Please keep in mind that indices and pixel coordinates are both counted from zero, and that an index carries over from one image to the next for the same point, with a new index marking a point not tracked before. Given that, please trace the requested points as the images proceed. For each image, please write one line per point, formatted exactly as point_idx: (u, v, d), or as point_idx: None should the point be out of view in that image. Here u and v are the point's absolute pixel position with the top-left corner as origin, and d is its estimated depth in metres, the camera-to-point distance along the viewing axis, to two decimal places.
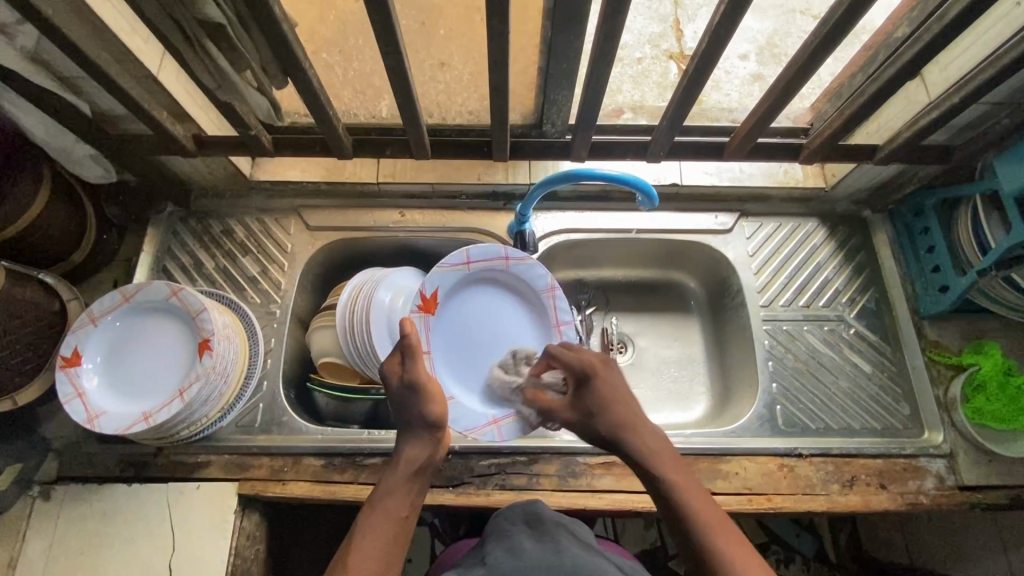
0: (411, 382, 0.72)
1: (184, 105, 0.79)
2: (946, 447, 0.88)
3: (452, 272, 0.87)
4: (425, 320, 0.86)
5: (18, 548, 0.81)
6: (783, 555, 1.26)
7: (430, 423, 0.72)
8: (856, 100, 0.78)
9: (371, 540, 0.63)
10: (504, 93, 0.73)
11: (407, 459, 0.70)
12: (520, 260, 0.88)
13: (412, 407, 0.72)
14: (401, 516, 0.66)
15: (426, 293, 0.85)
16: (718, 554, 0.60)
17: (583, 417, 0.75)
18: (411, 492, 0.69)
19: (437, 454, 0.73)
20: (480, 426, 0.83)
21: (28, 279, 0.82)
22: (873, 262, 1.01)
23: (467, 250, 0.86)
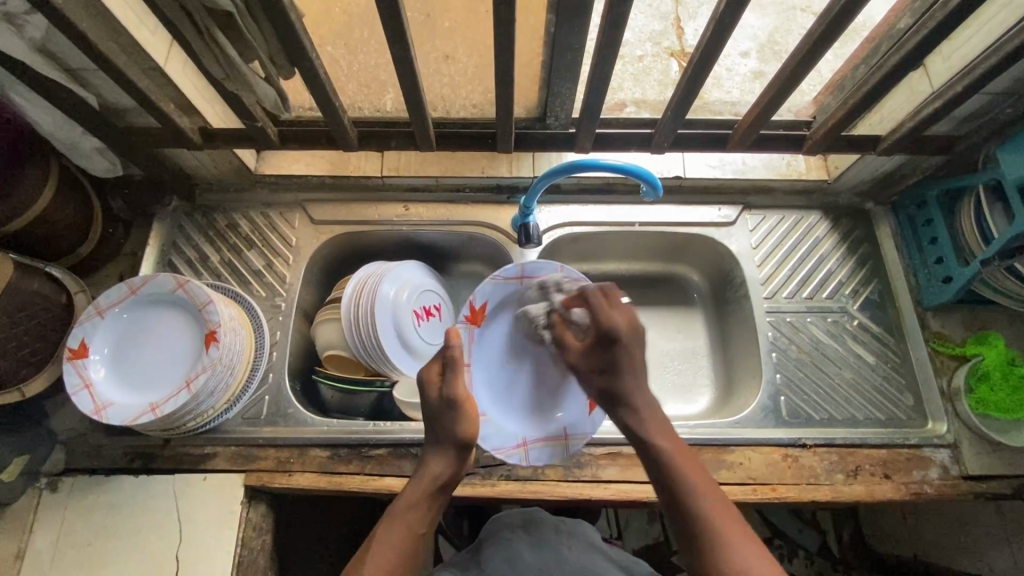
0: (449, 398, 0.70)
1: (190, 97, 0.79)
2: (949, 437, 0.89)
3: (504, 285, 0.87)
4: (471, 331, 0.87)
5: (25, 540, 0.81)
6: (786, 550, 1.26)
7: (459, 440, 0.70)
8: (859, 90, 0.79)
9: (387, 553, 0.63)
10: (508, 85, 0.73)
11: (431, 474, 0.69)
12: (575, 280, 0.87)
13: (444, 423, 0.70)
14: (418, 531, 0.66)
15: (475, 305, 0.86)
16: (709, 521, 0.62)
17: (593, 370, 0.74)
18: (429, 507, 0.67)
19: (461, 472, 0.71)
20: (507, 448, 0.83)
21: (36, 271, 0.82)
22: (876, 254, 1.01)
23: (523, 265, 0.86)
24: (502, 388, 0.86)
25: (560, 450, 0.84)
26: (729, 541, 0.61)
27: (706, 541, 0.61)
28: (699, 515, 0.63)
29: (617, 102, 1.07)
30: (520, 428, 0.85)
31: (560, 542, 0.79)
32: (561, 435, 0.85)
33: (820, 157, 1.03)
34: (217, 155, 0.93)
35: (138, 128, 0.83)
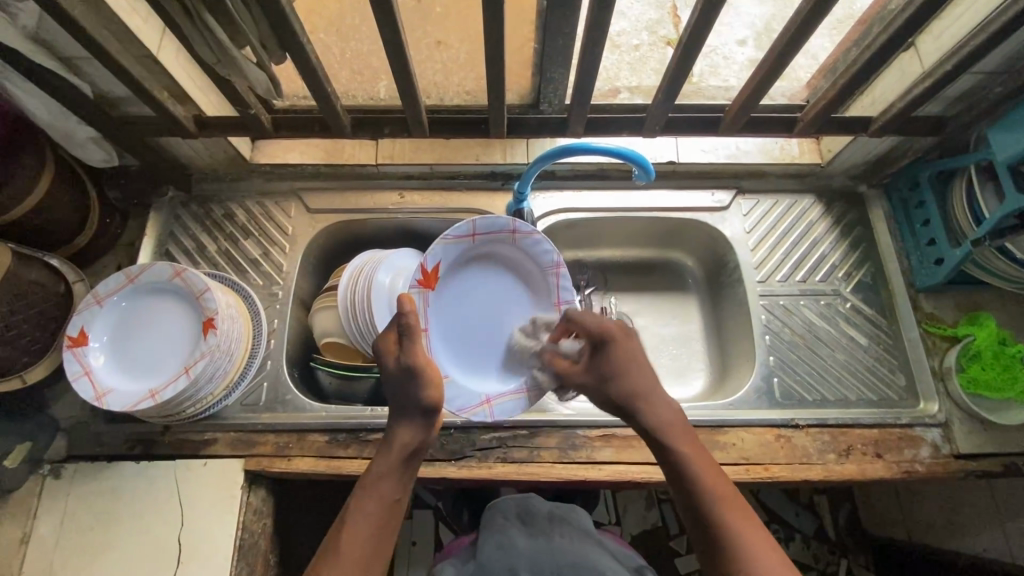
0: (408, 366, 0.68)
1: (184, 85, 0.80)
2: (941, 416, 0.89)
3: (456, 245, 0.83)
4: (424, 294, 0.83)
5: (30, 525, 0.82)
6: (783, 534, 1.26)
7: (425, 408, 0.69)
8: (849, 71, 0.79)
9: (361, 524, 0.64)
10: (499, 69, 0.73)
11: (400, 443, 0.68)
12: (528, 234, 0.85)
13: (409, 390, 0.69)
14: (392, 500, 0.66)
15: (427, 267, 0.82)
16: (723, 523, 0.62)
17: (596, 381, 0.73)
18: (401, 476, 0.68)
19: (430, 437, 0.70)
20: (473, 406, 0.82)
21: (35, 260, 0.83)
22: (870, 236, 1.02)
23: (475, 221, 0.82)
24: (459, 348, 0.85)
25: (526, 403, 0.84)
26: (745, 543, 0.61)
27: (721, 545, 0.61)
28: (723, 525, 0.62)
29: (611, 89, 1.06)
30: (481, 385, 0.85)
31: (557, 534, 0.80)
32: (521, 389, 0.84)
33: (813, 140, 1.03)
34: (211, 143, 0.93)
35: (133, 117, 0.84)
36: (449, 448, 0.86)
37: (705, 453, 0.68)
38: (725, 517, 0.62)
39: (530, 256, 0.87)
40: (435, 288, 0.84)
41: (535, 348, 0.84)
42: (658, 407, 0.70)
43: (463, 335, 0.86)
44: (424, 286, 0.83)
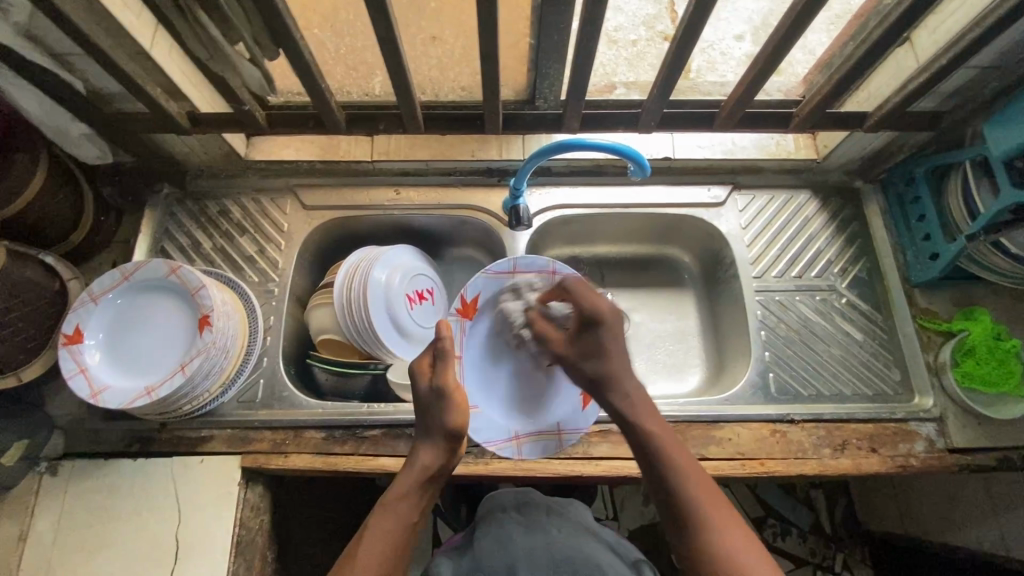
0: (439, 388, 0.69)
1: (178, 81, 0.80)
2: (935, 411, 0.90)
3: (496, 279, 0.86)
4: (463, 324, 0.86)
5: (27, 523, 0.82)
6: (780, 528, 1.27)
7: (449, 432, 0.69)
8: (845, 66, 0.79)
9: (380, 544, 0.63)
10: (494, 64, 0.73)
11: (423, 464, 0.68)
12: (569, 275, 0.86)
13: (435, 414, 0.69)
14: (411, 522, 0.65)
15: (466, 298, 0.85)
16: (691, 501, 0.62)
17: (579, 357, 0.73)
18: (422, 497, 0.67)
19: (452, 461, 0.70)
20: (500, 441, 0.85)
21: (30, 257, 0.83)
22: (865, 232, 1.02)
23: (516, 259, 0.84)
24: (494, 379, 0.87)
25: (552, 444, 0.86)
26: (713, 521, 0.61)
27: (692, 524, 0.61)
28: (692, 504, 0.62)
29: (607, 84, 1.05)
30: (512, 421, 0.86)
31: (554, 529, 0.79)
32: (553, 428, 0.86)
33: (810, 136, 1.03)
34: (206, 139, 0.93)
35: (128, 114, 0.83)
36: None
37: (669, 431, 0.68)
38: (692, 494, 0.63)
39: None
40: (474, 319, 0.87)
41: (521, 309, 0.84)
42: (630, 391, 0.70)
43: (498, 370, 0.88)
44: (463, 316, 0.86)
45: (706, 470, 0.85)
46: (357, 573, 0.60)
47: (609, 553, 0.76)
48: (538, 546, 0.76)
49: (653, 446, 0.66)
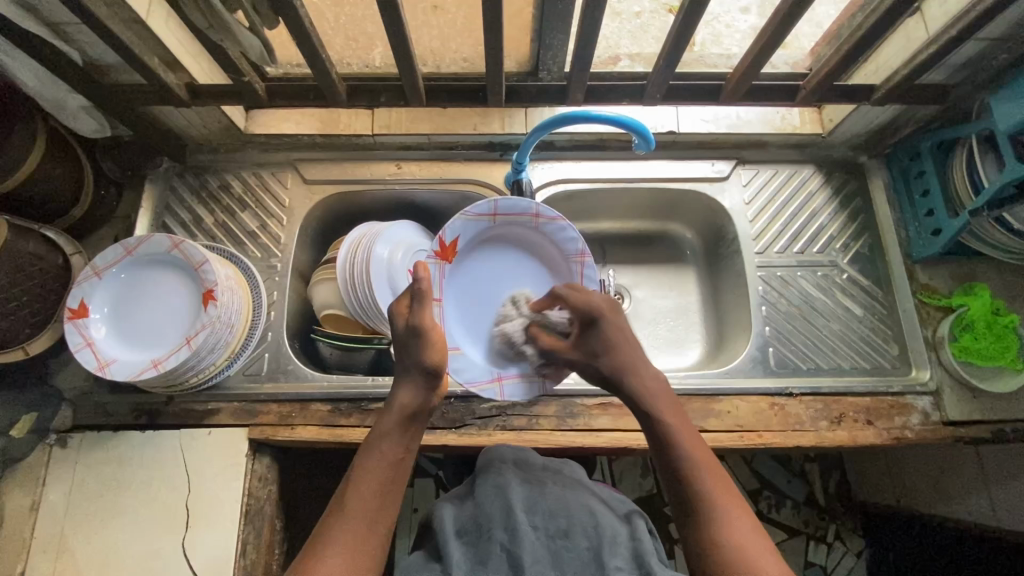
0: (415, 326, 0.70)
1: (176, 52, 0.78)
2: (932, 385, 0.91)
3: (476, 222, 0.84)
4: (442, 267, 0.84)
5: (38, 493, 0.84)
6: (774, 500, 1.29)
7: (427, 371, 0.70)
8: (854, 37, 0.77)
9: (367, 484, 0.65)
10: (497, 34, 0.72)
11: (401, 404, 0.69)
12: (550, 218, 0.86)
13: (413, 352, 0.70)
14: (396, 458, 0.67)
15: (446, 240, 0.83)
16: (706, 499, 0.62)
17: (586, 357, 0.74)
18: (406, 436, 0.68)
19: (432, 399, 0.71)
20: (481, 382, 0.82)
21: (33, 233, 0.83)
22: (869, 208, 1.02)
23: (496, 200, 0.83)
24: (473, 322, 0.86)
25: (537, 387, 0.84)
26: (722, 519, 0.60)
27: (701, 516, 0.61)
28: (708, 501, 0.61)
29: (611, 56, 1.03)
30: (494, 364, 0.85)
31: (550, 481, 0.74)
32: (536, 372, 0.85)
33: (816, 110, 1.02)
34: (204, 112, 0.91)
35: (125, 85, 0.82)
36: (450, 417, 0.88)
37: (690, 425, 0.68)
38: (708, 492, 0.62)
39: (552, 241, 0.89)
40: (452, 263, 0.85)
41: (520, 321, 0.84)
42: (641, 372, 0.71)
43: (480, 315, 0.86)
44: (443, 260, 0.84)
45: (704, 442, 0.86)
46: (349, 513, 0.63)
47: (602, 505, 0.71)
48: (536, 497, 0.70)
49: (669, 435, 0.66)
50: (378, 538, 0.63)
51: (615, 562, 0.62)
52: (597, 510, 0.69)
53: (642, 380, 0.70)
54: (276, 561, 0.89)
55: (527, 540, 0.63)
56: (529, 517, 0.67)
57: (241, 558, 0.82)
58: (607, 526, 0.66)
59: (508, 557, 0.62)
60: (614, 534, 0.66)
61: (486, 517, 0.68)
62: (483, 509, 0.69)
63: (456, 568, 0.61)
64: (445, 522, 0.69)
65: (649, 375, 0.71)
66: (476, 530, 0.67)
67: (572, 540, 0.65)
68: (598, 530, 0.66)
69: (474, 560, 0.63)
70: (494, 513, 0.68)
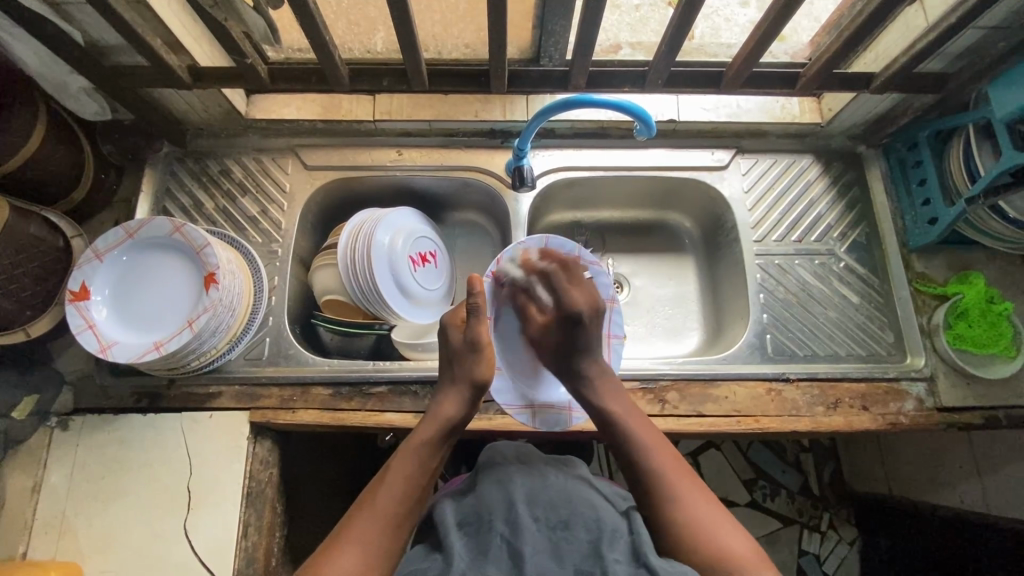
0: (472, 341, 0.76)
1: (178, 33, 0.78)
2: (926, 370, 0.92)
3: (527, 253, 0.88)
4: (494, 287, 0.88)
5: (40, 475, 0.84)
6: (769, 490, 1.31)
7: (476, 382, 0.76)
8: (854, 24, 0.78)
9: (399, 484, 0.68)
10: (500, 18, 0.72)
11: (445, 414, 0.74)
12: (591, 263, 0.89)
13: (465, 365, 0.76)
14: (431, 468, 0.71)
15: (500, 262, 0.87)
16: (656, 475, 0.71)
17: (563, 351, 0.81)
18: (441, 445, 0.73)
19: (470, 416, 0.76)
20: (516, 405, 0.86)
21: (34, 214, 0.83)
22: (866, 197, 1.02)
23: (549, 237, 0.86)
24: (516, 343, 0.90)
25: (564, 421, 0.86)
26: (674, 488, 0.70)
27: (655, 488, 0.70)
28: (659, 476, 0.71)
29: (613, 43, 1.01)
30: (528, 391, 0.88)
31: (552, 473, 0.74)
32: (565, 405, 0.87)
33: (815, 99, 1.02)
34: (206, 95, 0.91)
35: (127, 67, 0.82)
36: None
37: (639, 414, 0.78)
38: (658, 468, 0.71)
39: None
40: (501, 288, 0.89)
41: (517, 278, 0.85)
42: (597, 377, 0.80)
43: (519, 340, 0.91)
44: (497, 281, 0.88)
45: (701, 426, 0.88)
46: (378, 506, 0.65)
47: (603, 501, 0.70)
48: (538, 490, 0.70)
49: (618, 421, 0.77)
50: (397, 542, 0.65)
51: (614, 555, 0.60)
52: (600, 507, 0.68)
53: (599, 388, 0.79)
54: (277, 544, 0.90)
55: (529, 533, 0.62)
56: (531, 509, 0.66)
57: (243, 539, 0.83)
58: (606, 521, 0.66)
59: (509, 549, 0.61)
60: (615, 529, 0.65)
61: (487, 508, 0.67)
62: (484, 501, 0.68)
63: (459, 559, 0.60)
64: (446, 515, 0.68)
65: (608, 389, 0.79)
66: (476, 521, 0.66)
67: (572, 532, 0.64)
68: (599, 525, 0.65)
69: (475, 550, 0.62)
70: (495, 505, 0.67)
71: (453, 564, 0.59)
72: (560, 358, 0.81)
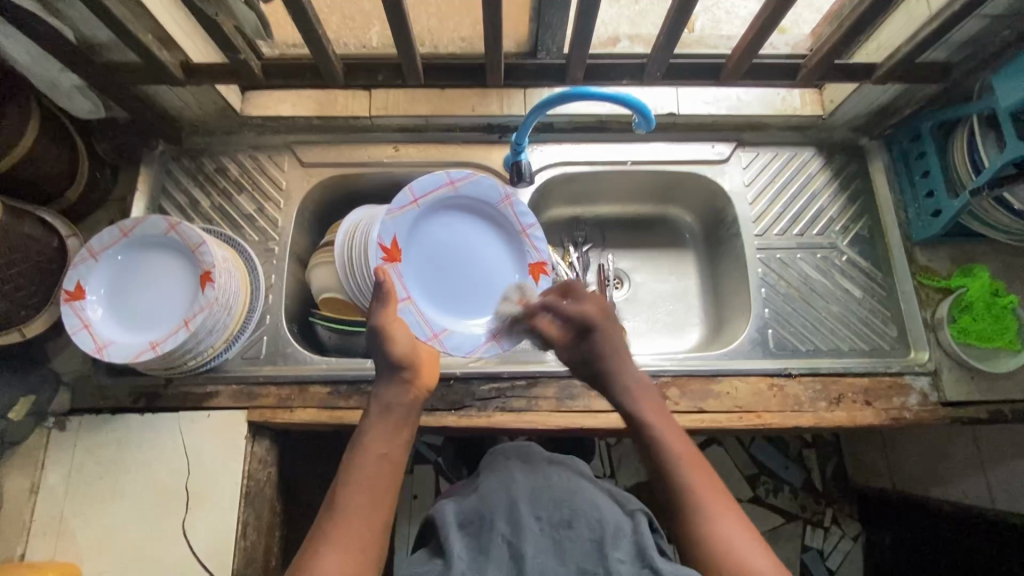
0: (376, 326, 0.75)
1: (170, 29, 0.78)
2: (930, 365, 0.91)
3: (403, 215, 0.86)
4: (394, 268, 0.85)
5: (37, 476, 0.84)
6: (773, 486, 1.30)
7: (393, 364, 0.74)
8: (856, 13, 0.77)
9: (355, 479, 0.66)
10: (496, 10, 0.71)
11: (382, 401, 0.73)
12: (463, 178, 0.90)
13: (380, 349, 0.75)
14: (385, 450, 0.69)
15: (385, 242, 0.85)
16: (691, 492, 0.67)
17: (585, 363, 0.80)
18: (389, 429, 0.71)
19: (410, 391, 0.74)
20: (480, 346, 0.88)
21: (27, 214, 0.82)
22: (868, 189, 1.01)
23: (411, 187, 0.85)
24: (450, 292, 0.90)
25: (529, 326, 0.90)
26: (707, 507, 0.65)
27: (686, 508, 0.66)
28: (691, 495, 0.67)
29: (611, 37, 0.99)
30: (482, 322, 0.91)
31: (556, 473, 0.72)
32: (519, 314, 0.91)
33: (816, 91, 1.01)
34: (199, 92, 0.90)
35: (118, 64, 0.81)
36: (449, 398, 0.88)
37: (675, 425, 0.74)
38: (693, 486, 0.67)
39: (477, 199, 0.92)
40: (400, 263, 0.87)
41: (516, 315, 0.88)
42: (632, 386, 0.77)
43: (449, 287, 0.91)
44: (390, 259, 0.85)
45: (702, 422, 0.87)
46: (342, 504, 0.64)
47: (608, 500, 0.69)
48: (541, 489, 0.69)
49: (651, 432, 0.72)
50: (372, 534, 0.63)
51: (617, 555, 0.59)
52: (601, 504, 0.67)
53: (636, 396, 0.76)
54: (276, 544, 0.89)
55: (530, 531, 0.62)
56: (533, 509, 0.66)
57: (242, 538, 0.83)
58: (610, 520, 0.64)
59: (510, 550, 0.61)
60: (618, 527, 0.63)
61: (490, 508, 0.67)
62: (487, 501, 0.68)
63: (459, 560, 0.60)
64: (446, 514, 0.68)
65: (648, 399, 0.76)
66: (479, 521, 0.66)
67: (575, 530, 0.63)
68: (602, 524, 0.63)
69: (477, 551, 0.62)
70: (497, 504, 0.67)
71: (452, 566, 0.59)
72: (583, 370, 0.81)
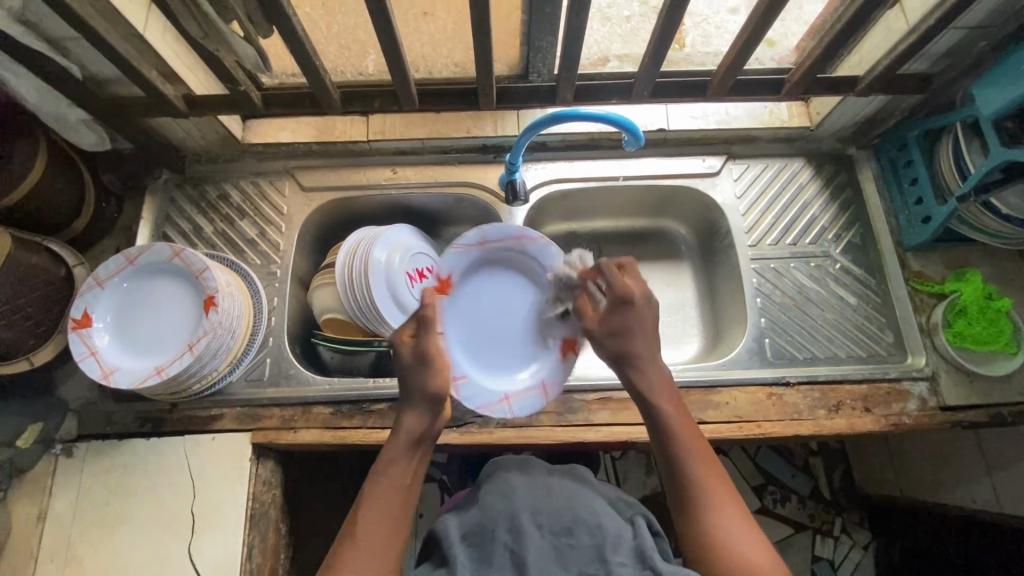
0: (422, 352, 0.72)
1: (173, 65, 0.81)
2: (927, 370, 0.92)
3: (466, 253, 0.88)
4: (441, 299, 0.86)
5: (46, 502, 0.85)
6: (779, 495, 1.29)
7: (430, 397, 0.71)
8: (832, 31, 0.79)
9: (377, 508, 0.66)
10: (485, 38, 0.74)
11: (408, 429, 0.70)
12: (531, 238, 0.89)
13: (417, 379, 0.71)
14: (405, 482, 0.68)
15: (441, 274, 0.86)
16: (696, 481, 0.68)
17: (611, 332, 0.75)
18: (411, 460, 0.69)
19: (437, 425, 0.72)
20: (492, 403, 0.85)
21: (36, 245, 0.84)
22: (859, 198, 1.03)
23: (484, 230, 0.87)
24: (480, 346, 0.88)
25: (539, 400, 0.86)
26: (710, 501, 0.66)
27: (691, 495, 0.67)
28: (696, 485, 0.67)
29: (600, 57, 1.01)
30: (500, 384, 0.87)
31: (556, 482, 0.72)
32: (537, 385, 0.87)
33: (803, 104, 1.03)
34: (202, 123, 0.93)
35: (123, 98, 0.85)
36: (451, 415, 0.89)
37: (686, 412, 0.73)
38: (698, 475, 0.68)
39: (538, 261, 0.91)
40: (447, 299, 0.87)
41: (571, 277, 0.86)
42: (647, 367, 0.74)
43: (479, 337, 0.88)
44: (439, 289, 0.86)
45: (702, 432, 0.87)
46: (360, 530, 0.64)
47: (607, 507, 0.69)
48: (542, 497, 0.69)
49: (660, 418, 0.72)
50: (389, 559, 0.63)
51: (618, 558, 0.60)
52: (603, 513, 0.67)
53: (650, 379, 0.74)
54: (281, 566, 0.89)
55: (533, 540, 0.63)
56: (535, 516, 0.66)
57: (247, 561, 0.83)
58: (610, 527, 0.65)
59: (512, 557, 0.62)
60: (617, 533, 0.64)
61: (490, 518, 0.67)
62: (487, 511, 0.68)
63: (461, 568, 0.61)
64: (449, 528, 0.67)
65: (662, 382, 0.74)
66: (481, 532, 0.66)
67: (577, 539, 0.63)
68: (602, 529, 0.64)
69: (478, 561, 0.63)
70: (497, 514, 0.67)
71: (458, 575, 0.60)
72: (609, 343, 0.76)
